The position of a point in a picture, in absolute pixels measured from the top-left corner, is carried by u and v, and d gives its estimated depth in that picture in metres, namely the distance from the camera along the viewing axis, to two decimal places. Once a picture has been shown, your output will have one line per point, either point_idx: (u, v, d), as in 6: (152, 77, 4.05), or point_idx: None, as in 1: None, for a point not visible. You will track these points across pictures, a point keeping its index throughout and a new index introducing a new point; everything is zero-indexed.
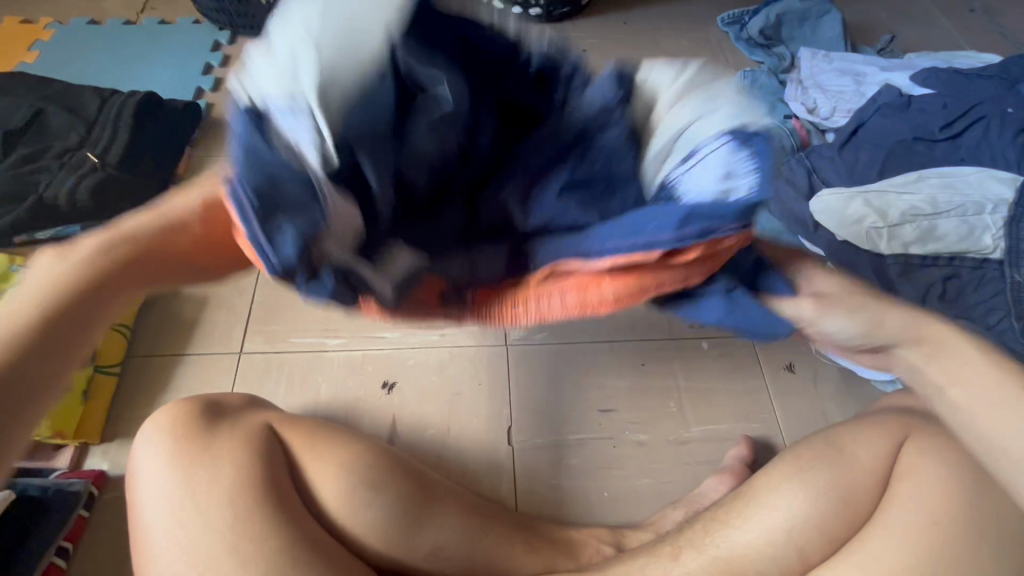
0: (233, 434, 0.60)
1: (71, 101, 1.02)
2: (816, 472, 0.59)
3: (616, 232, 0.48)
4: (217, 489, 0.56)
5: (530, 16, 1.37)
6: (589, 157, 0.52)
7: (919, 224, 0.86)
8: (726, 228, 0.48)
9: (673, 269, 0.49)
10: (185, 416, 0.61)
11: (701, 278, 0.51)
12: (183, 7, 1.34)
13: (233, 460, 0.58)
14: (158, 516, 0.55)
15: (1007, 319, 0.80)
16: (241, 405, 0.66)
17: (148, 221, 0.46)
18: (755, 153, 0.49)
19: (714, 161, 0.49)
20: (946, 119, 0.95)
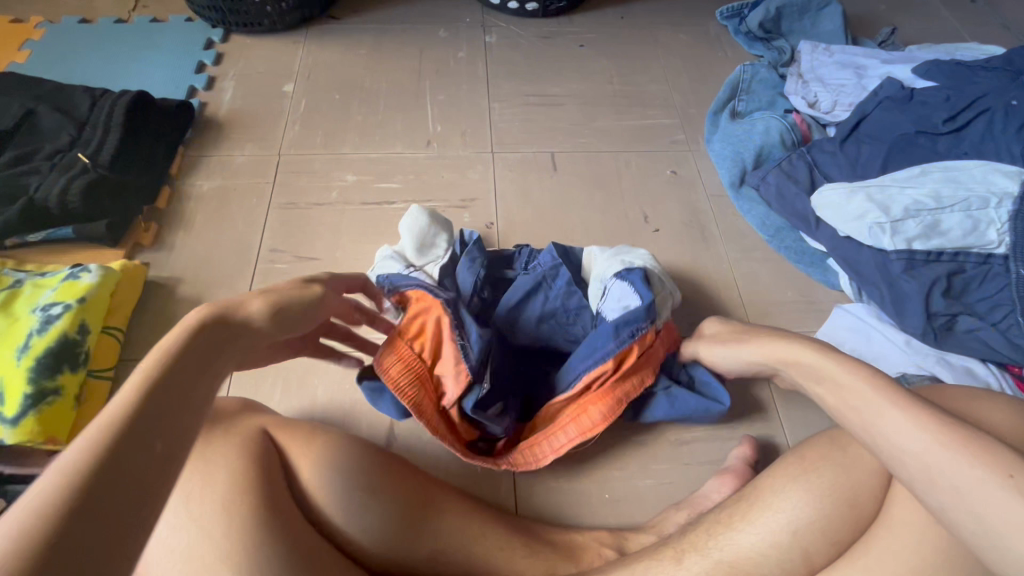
0: (226, 438, 0.59)
1: (62, 101, 1.01)
2: (822, 473, 0.58)
3: (581, 357, 0.72)
4: (211, 495, 0.54)
5: (527, 10, 1.36)
6: (552, 297, 0.78)
7: (923, 219, 0.84)
8: (643, 325, 0.72)
9: (637, 375, 0.73)
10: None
11: (651, 376, 0.74)
12: (175, 5, 1.32)
13: (226, 465, 0.57)
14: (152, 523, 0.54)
15: (1012, 316, 0.79)
16: (237, 410, 0.64)
17: (160, 357, 0.43)
18: (643, 286, 0.74)
19: (616, 295, 0.75)
20: (949, 112, 0.93)
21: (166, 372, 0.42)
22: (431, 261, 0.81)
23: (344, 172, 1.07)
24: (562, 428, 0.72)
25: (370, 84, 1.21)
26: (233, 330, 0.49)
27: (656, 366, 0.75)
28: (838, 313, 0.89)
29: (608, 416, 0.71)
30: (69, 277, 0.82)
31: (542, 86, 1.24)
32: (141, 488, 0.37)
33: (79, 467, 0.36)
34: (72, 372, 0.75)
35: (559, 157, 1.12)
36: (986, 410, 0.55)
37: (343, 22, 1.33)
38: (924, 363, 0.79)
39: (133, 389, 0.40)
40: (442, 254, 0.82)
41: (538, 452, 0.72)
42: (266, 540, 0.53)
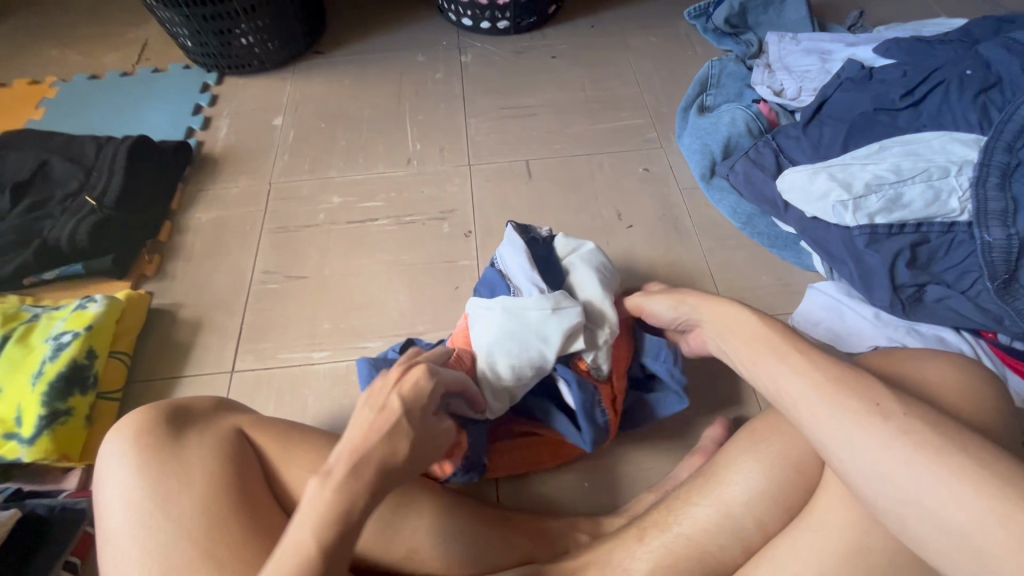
0: (203, 432, 0.57)
1: (72, 151, 1.10)
2: (770, 442, 0.58)
3: (570, 433, 0.73)
4: (186, 497, 0.52)
5: (499, 29, 1.42)
6: None
7: (884, 193, 0.85)
8: (592, 391, 0.72)
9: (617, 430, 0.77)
10: (142, 415, 0.57)
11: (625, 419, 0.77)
12: (174, 54, 1.43)
13: (202, 464, 0.54)
14: (117, 523, 0.52)
15: (981, 281, 0.79)
16: (210, 409, 0.60)
17: (327, 494, 0.45)
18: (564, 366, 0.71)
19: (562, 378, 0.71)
20: (906, 86, 0.94)
21: (328, 506, 0.45)
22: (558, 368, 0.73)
23: (331, 195, 1.13)
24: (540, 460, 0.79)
25: (354, 111, 1.28)
26: (385, 465, 0.48)
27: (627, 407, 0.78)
28: (811, 293, 0.89)
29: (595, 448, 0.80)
30: (78, 307, 0.89)
31: (516, 99, 1.29)
32: None
33: None
34: (82, 394, 0.82)
35: (534, 163, 1.17)
36: (929, 371, 0.56)
37: (327, 56, 1.42)
38: (895, 334, 0.80)
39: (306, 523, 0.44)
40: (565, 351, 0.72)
41: (529, 455, 0.78)
42: None
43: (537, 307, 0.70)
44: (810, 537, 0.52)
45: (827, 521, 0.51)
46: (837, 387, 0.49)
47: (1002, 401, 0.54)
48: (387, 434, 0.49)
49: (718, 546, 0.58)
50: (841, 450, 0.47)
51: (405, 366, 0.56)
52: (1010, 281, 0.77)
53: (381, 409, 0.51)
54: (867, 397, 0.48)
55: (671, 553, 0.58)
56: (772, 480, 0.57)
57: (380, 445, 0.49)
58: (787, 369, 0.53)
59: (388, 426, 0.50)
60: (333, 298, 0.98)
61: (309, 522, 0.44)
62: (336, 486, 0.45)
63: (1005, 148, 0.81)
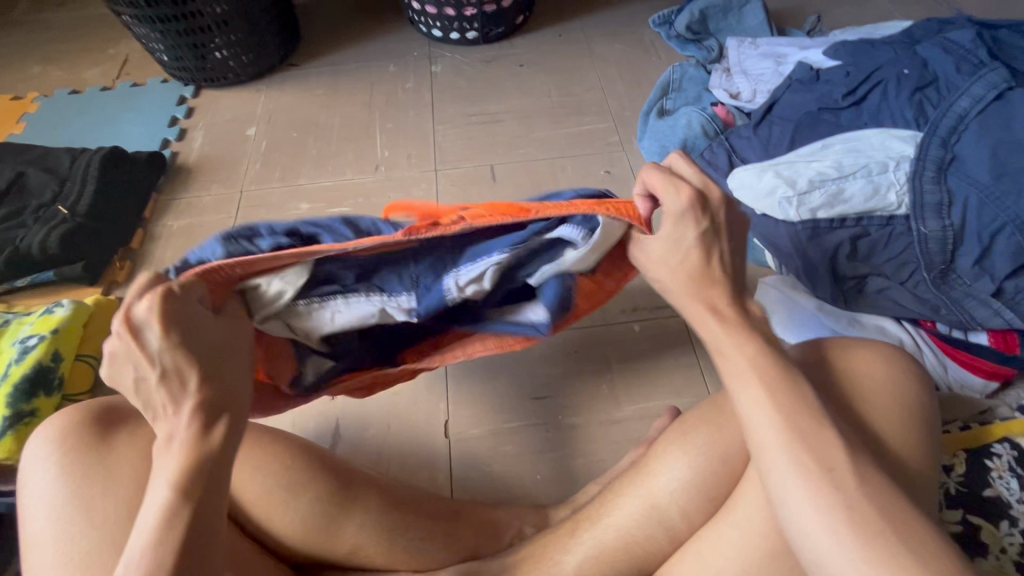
0: (134, 430, 0.59)
1: (48, 163, 1.13)
2: (697, 432, 0.59)
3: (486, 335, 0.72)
4: (112, 502, 0.54)
5: (468, 39, 1.46)
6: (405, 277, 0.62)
7: (827, 189, 0.86)
8: (559, 287, 0.65)
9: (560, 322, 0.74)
10: (70, 416, 0.59)
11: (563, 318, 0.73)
12: (153, 69, 1.47)
13: (127, 466, 0.56)
14: (39, 528, 0.54)
15: (919, 272, 0.81)
16: (142, 408, 0.62)
17: (178, 457, 0.43)
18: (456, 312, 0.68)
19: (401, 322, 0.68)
20: (848, 86, 0.97)
21: (183, 463, 0.43)
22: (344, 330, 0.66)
23: (300, 202, 1.16)
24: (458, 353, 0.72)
25: (325, 121, 1.32)
26: (218, 402, 0.46)
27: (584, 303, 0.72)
28: (761, 289, 0.90)
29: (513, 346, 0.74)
30: (45, 312, 0.91)
31: (483, 106, 1.33)
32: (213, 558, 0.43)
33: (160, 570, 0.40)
34: (47, 396, 0.84)
35: (498, 168, 1.20)
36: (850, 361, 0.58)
37: (301, 68, 1.45)
38: (839, 326, 0.83)
39: (169, 484, 0.42)
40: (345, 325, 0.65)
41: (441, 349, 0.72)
42: None
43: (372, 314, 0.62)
44: (726, 523, 0.54)
45: (743, 507, 0.53)
46: (741, 380, 0.52)
47: (916, 386, 0.56)
48: (210, 385, 0.46)
49: (645, 537, 0.60)
50: (761, 441, 0.50)
51: (162, 321, 0.44)
52: (946, 271, 0.79)
53: (174, 373, 0.45)
54: (765, 389, 0.51)
55: (599, 545, 0.61)
56: (698, 469, 0.58)
57: (205, 399, 0.45)
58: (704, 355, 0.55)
59: (202, 380, 0.46)
60: None
61: (172, 480, 0.42)
62: (185, 444, 0.44)
63: (940, 143, 0.84)
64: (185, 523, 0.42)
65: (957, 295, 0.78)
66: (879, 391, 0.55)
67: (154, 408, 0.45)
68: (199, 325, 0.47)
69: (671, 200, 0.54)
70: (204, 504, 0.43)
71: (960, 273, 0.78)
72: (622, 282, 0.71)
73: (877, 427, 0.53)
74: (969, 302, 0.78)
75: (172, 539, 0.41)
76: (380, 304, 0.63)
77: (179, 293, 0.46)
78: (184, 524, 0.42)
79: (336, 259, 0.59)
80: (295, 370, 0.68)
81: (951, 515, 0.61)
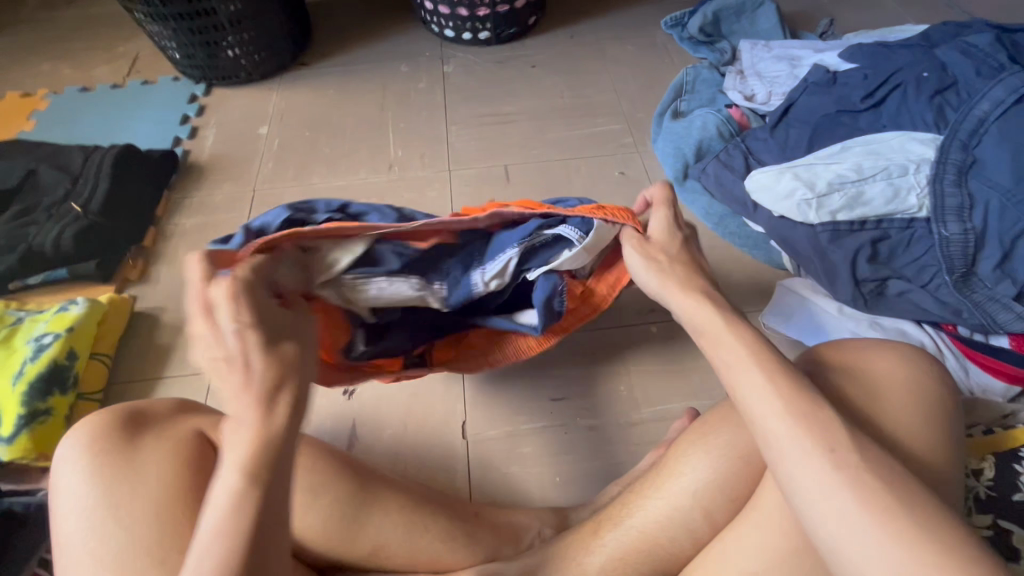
0: (161, 433, 0.59)
1: (60, 159, 1.12)
2: (719, 433, 0.58)
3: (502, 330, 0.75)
4: (143, 504, 0.54)
5: (480, 40, 1.46)
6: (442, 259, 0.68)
7: (847, 191, 0.87)
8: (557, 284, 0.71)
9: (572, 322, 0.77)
10: (99, 420, 0.58)
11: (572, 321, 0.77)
12: (164, 67, 1.46)
13: (156, 469, 0.56)
14: (71, 529, 0.54)
15: (940, 275, 0.81)
16: (170, 411, 0.62)
17: (246, 439, 0.43)
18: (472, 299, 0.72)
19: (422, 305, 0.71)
20: (866, 89, 0.97)
21: (251, 447, 0.43)
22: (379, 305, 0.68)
23: (313, 201, 1.15)
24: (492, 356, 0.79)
25: (337, 120, 1.31)
26: (289, 375, 0.46)
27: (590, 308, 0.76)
28: (779, 291, 0.91)
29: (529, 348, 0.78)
30: (60, 310, 0.91)
31: (496, 106, 1.32)
32: (277, 545, 0.42)
33: (230, 557, 0.40)
34: (63, 394, 0.83)
35: (512, 168, 1.20)
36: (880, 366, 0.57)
37: (313, 67, 1.45)
38: (859, 328, 0.82)
39: (239, 469, 0.42)
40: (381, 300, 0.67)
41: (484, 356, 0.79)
42: None
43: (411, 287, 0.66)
44: (746, 526, 0.53)
45: (765, 510, 0.52)
46: None
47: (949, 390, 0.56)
48: (273, 360, 0.45)
49: (670, 539, 0.59)
50: (773, 444, 0.48)
51: (232, 301, 0.46)
52: (967, 275, 0.79)
53: (238, 355, 0.45)
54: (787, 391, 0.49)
55: (625, 547, 0.60)
56: (725, 471, 0.58)
57: (269, 373, 0.45)
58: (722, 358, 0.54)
59: (266, 355, 0.45)
60: None
61: (241, 464, 0.42)
62: (253, 423, 0.43)
63: (960, 146, 0.84)
64: (253, 510, 0.41)
65: (979, 298, 0.78)
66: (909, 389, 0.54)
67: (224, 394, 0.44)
68: (268, 305, 0.49)
69: (659, 221, 0.65)
70: (272, 484, 0.43)
71: (981, 277, 0.79)
72: (612, 293, 0.75)
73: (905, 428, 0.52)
74: (991, 305, 0.77)
75: (243, 525, 0.41)
76: (419, 288, 0.67)
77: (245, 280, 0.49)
78: (252, 512, 0.41)
79: (392, 240, 0.65)
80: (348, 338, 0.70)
81: (980, 520, 0.60)
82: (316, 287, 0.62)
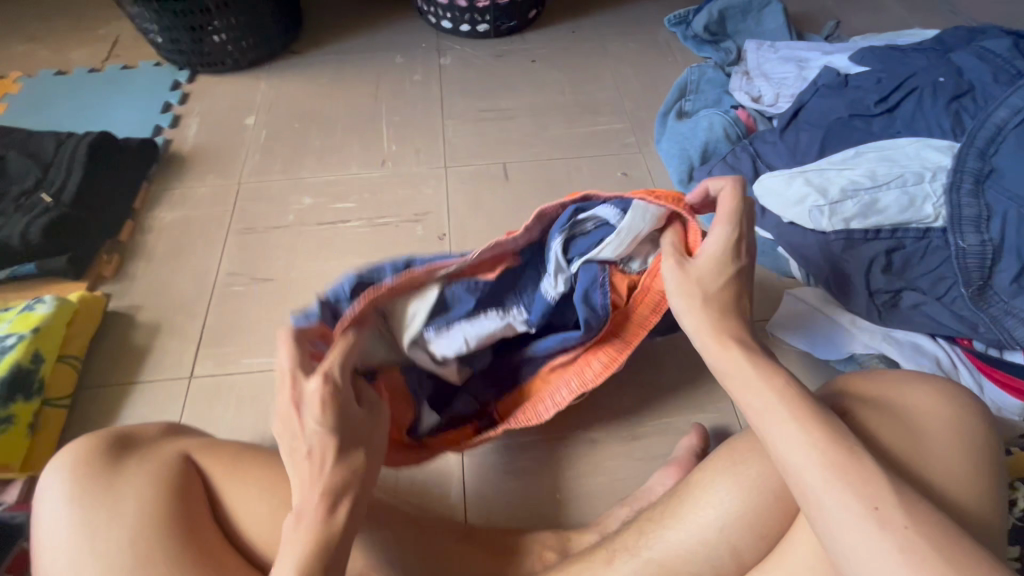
0: (147, 456, 0.60)
1: (29, 147, 1.05)
2: (749, 464, 0.57)
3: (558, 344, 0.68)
4: (121, 529, 0.54)
5: (478, 32, 1.41)
6: (504, 281, 0.67)
7: (860, 198, 0.84)
8: (597, 273, 0.65)
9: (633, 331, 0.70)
10: (86, 444, 0.60)
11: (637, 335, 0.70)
12: (144, 51, 1.39)
13: (136, 493, 0.56)
14: (57, 569, 0.53)
15: (956, 288, 0.78)
16: (157, 435, 0.64)
17: (305, 543, 0.48)
18: (533, 316, 0.68)
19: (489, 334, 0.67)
20: (880, 93, 0.94)
21: (309, 555, 0.47)
22: (460, 345, 0.66)
23: (302, 196, 1.10)
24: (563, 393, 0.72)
25: (329, 111, 1.26)
26: (350, 480, 0.51)
27: (651, 312, 0.69)
28: (788, 299, 0.87)
29: (608, 364, 0.70)
30: (24, 309, 0.84)
31: (495, 102, 1.28)
32: None
33: None
34: (26, 401, 0.77)
35: (511, 166, 1.15)
36: (904, 406, 0.57)
37: (303, 56, 1.39)
38: (871, 341, 0.80)
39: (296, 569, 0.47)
40: (464, 340, 0.65)
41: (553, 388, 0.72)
42: (180, 559, 0.53)
43: (489, 319, 0.66)
44: (778, 568, 0.51)
45: (798, 553, 0.50)
46: (801, 421, 0.49)
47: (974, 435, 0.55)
48: (346, 464, 0.51)
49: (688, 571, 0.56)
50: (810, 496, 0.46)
51: (322, 407, 0.51)
52: (984, 287, 0.76)
53: (318, 455, 0.50)
54: (812, 424, 0.49)
55: None
56: (749, 507, 0.55)
57: (336, 481, 0.50)
58: (741, 386, 0.54)
59: (340, 459, 0.51)
60: (300, 303, 0.95)
61: (299, 565, 0.47)
62: (312, 522, 0.49)
63: (977, 154, 0.81)
64: None
65: (995, 313, 0.75)
66: (932, 432, 0.54)
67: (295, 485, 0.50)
68: (348, 404, 0.53)
69: (715, 237, 0.60)
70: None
71: (998, 290, 0.76)
72: (651, 317, 0.69)
73: (927, 469, 0.52)
74: (1008, 321, 0.74)
75: None
76: (501, 319, 0.67)
77: (338, 370, 0.53)
78: None
79: (461, 280, 0.64)
80: (414, 417, 0.71)
81: None
82: (406, 346, 0.64)
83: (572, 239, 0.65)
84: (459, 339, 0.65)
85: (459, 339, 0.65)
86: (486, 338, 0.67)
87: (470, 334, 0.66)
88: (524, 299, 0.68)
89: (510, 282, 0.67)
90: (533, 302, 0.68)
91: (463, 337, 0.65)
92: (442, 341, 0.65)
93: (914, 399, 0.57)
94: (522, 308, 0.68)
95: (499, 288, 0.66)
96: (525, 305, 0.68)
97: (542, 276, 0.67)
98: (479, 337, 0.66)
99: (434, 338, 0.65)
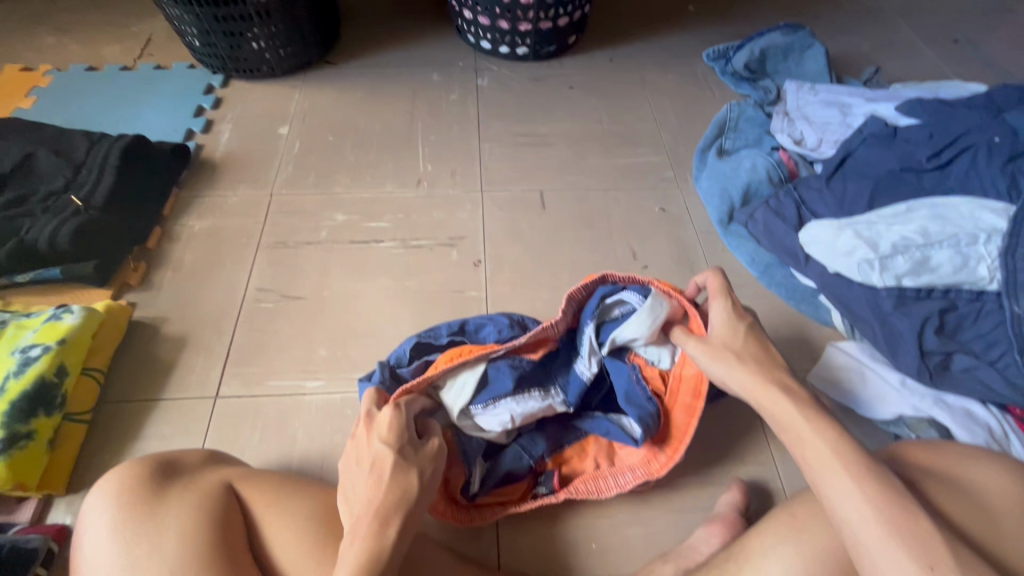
0: (187, 486, 0.58)
1: (60, 144, 1.03)
2: (814, 536, 0.54)
3: (604, 430, 0.74)
4: (158, 562, 0.51)
5: (518, 55, 1.40)
6: (542, 363, 0.74)
7: (911, 255, 0.82)
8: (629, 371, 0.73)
9: (685, 422, 0.73)
10: (128, 471, 0.58)
11: (686, 428, 0.72)
12: (179, 52, 1.37)
13: (177, 524, 0.54)
14: None
15: (1010, 354, 0.77)
16: (198, 464, 0.62)
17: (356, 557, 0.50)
18: (569, 394, 0.73)
19: (530, 411, 0.71)
20: (932, 148, 0.94)
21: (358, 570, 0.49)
22: (505, 421, 0.70)
23: (335, 212, 1.08)
24: (613, 479, 0.74)
25: (364, 125, 1.24)
26: (403, 500, 0.54)
27: (693, 412, 0.73)
28: (832, 351, 0.86)
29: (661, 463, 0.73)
30: (52, 317, 0.82)
31: (533, 126, 1.26)
32: None
33: None
34: (47, 416, 0.75)
35: (547, 194, 1.13)
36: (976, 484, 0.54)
37: (339, 67, 1.38)
38: (921, 405, 0.78)
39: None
40: (510, 417, 0.70)
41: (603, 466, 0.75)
42: None
43: (532, 398, 0.71)
44: None
45: None
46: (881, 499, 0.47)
47: None
48: (396, 488, 0.54)
49: None
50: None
51: (389, 429, 0.58)
52: None
53: (380, 475, 0.55)
54: (894, 506, 0.46)
55: None
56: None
57: (389, 500, 0.53)
58: (814, 457, 0.51)
59: (392, 483, 0.54)
60: (329, 325, 0.92)
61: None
62: (364, 538, 0.51)
63: None
64: None
65: None
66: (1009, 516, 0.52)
67: (353, 507, 0.54)
68: (408, 431, 0.59)
69: (719, 309, 0.67)
70: None
71: None
72: (690, 420, 0.72)
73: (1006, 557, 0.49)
74: None
75: None
76: (542, 398, 0.72)
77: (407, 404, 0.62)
78: None
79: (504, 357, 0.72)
80: (466, 476, 0.72)
81: None
82: (458, 416, 0.70)
83: (603, 323, 0.74)
84: (503, 415, 0.70)
85: (503, 415, 0.70)
86: (530, 415, 0.71)
87: (514, 411, 0.70)
88: (563, 379, 0.74)
89: (549, 361, 0.75)
90: (571, 380, 0.74)
91: (510, 416, 0.70)
92: (488, 423, 0.70)
93: (984, 475, 0.55)
94: (560, 386, 0.74)
95: (538, 366, 0.73)
96: (562, 383, 0.74)
97: (578, 357, 0.74)
98: (521, 412, 0.70)
99: (481, 415, 0.70)
